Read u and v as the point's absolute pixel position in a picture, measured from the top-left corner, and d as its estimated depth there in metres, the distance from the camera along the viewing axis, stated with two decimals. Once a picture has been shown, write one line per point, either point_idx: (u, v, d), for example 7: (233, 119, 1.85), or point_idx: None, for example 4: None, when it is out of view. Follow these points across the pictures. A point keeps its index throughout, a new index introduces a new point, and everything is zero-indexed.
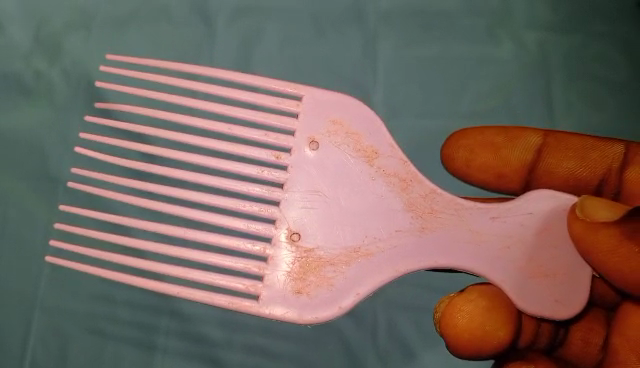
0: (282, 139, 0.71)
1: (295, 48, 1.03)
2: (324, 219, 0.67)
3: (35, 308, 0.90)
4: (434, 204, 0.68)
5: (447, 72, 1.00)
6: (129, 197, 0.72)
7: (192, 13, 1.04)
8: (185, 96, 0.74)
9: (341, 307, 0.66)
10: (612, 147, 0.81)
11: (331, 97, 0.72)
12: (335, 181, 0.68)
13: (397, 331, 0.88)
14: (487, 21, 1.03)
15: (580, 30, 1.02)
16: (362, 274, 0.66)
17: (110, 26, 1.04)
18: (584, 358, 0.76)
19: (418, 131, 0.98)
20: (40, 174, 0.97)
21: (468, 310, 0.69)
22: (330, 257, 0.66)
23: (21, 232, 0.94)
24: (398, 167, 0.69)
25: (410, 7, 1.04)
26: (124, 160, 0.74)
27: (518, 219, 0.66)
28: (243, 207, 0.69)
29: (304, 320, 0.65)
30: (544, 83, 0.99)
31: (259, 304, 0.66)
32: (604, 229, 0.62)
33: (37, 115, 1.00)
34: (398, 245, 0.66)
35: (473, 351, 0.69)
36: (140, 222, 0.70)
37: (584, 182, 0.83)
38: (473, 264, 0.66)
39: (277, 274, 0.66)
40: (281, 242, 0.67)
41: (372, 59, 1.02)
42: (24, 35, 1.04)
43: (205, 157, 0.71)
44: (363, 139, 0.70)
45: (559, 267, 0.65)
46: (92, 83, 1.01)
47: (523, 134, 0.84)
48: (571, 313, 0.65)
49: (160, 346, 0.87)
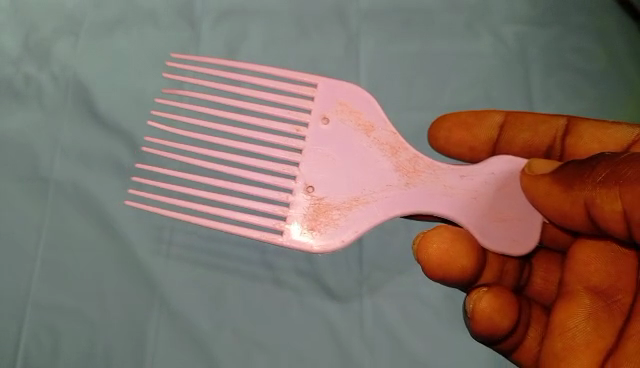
0: (299, 115, 0.77)
1: (279, 47, 1.05)
2: (335, 173, 0.73)
3: (27, 303, 0.91)
4: (416, 164, 0.73)
5: (428, 65, 1.03)
6: (177, 157, 0.79)
7: (178, 16, 1.07)
8: (224, 83, 0.82)
9: (344, 241, 0.71)
10: (557, 119, 0.85)
11: (344, 85, 0.78)
12: (343, 145, 0.74)
13: (385, 319, 0.89)
14: (466, 16, 1.06)
15: (555, 24, 1.06)
16: (363, 218, 0.72)
17: (98, 29, 1.06)
18: (544, 295, 0.82)
19: (401, 124, 1.00)
20: (28, 174, 0.98)
21: (439, 238, 0.75)
22: (337, 202, 0.72)
23: (11, 230, 0.94)
24: (386, 135, 0.75)
25: (391, 5, 1.07)
26: (172, 130, 0.82)
27: (482, 176, 0.72)
28: (270, 167, 0.75)
29: (318, 250, 0.70)
30: (525, 74, 1.02)
31: (284, 237, 0.71)
32: (542, 180, 0.68)
33: (26, 117, 1.01)
34: (389, 196, 0.72)
35: (440, 277, 0.76)
36: (185, 177, 0.77)
37: (535, 149, 0.86)
38: (450, 212, 0.71)
39: (297, 215, 0.72)
40: (300, 192, 0.73)
41: (355, 55, 1.04)
42: (13, 41, 1.06)
43: (236, 131, 0.78)
44: (363, 115, 0.76)
45: (510, 210, 0.71)
46: (82, 86, 1.03)
47: (488, 112, 0.88)
48: (523, 251, 0.70)
49: (150, 340, 0.88)
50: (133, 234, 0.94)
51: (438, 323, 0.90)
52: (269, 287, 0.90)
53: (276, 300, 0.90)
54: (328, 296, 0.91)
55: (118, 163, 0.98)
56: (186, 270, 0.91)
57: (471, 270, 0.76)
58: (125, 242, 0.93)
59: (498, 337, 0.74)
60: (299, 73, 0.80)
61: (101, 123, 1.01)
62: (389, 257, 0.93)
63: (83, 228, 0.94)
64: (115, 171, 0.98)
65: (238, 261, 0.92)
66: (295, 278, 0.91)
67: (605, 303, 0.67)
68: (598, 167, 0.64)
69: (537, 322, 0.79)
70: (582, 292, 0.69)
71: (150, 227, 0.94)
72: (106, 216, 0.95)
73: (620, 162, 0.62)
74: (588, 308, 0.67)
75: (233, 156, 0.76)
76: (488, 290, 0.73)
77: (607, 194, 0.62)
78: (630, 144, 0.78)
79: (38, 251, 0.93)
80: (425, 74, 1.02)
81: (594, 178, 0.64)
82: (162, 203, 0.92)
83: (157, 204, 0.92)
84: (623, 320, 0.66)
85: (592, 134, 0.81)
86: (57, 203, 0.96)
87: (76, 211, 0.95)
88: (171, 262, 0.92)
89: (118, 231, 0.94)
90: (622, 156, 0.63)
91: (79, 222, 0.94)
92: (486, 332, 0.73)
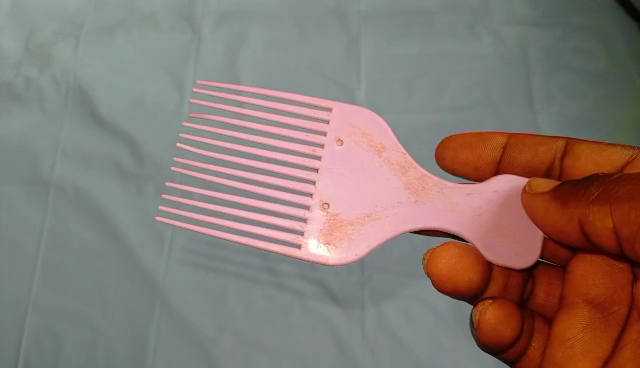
0: (315, 136, 0.77)
1: (280, 48, 1.05)
2: (348, 191, 0.73)
3: (28, 307, 0.91)
4: (423, 183, 0.73)
5: (429, 67, 1.03)
6: (194, 175, 0.80)
7: (178, 18, 1.07)
8: (238, 103, 0.82)
9: (358, 255, 0.71)
10: (556, 141, 0.85)
11: (357, 108, 0.78)
12: (356, 164, 0.74)
13: (386, 321, 0.89)
14: (467, 18, 1.06)
15: (555, 26, 1.06)
16: (375, 234, 0.72)
17: (98, 32, 1.06)
18: (546, 307, 0.81)
19: (402, 125, 1.00)
20: (29, 178, 0.98)
21: (447, 252, 0.75)
22: (351, 218, 0.72)
23: (12, 234, 0.94)
24: (396, 156, 0.75)
25: (391, 6, 1.07)
26: (190, 148, 0.82)
27: (486, 194, 0.72)
28: (285, 184, 0.75)
29: (334, 262, 0.71)
30: (527, 75, 1.02)
31: (301, 251, 0.72)
32: (540, 198, 0.68)
33: (27, 120, 1.01)
34: (400, 213, 0.72)
35: (447, 289, 0.76)
36: (201, 193, 0.78)
37: (535, 170, 0.85)
38: (457, 229, 0.72)
39: (314, 229, 0.73)
40: (315, 208, 0.73)
41: (356, 57, 1.04)
42: (13, 45, 1.06)
43: (251, 150, 0.79)
44: (375, 137, 0.76)
45: (517, 227, 0.71)
46: (82, 89, 1.03)
47: (492, 135, 0.87)
48: (528, 263, 0.71)
49: (152, 344, 0.88)
50: (134, 238, 0.94)
51: (439, 326, 0.89)
52: (271, 291, 0.90)
53: (278, 304, 0.89)
54: (329, 299, 0.91)
55: (120, 167, 0.98)
56: (187, 275, 0.91)
57: (477, 284, 0.76)
58: (127, 246, 0.93)
59: (502, 347, 0.74)
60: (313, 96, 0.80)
61: (102, 125, 1.01)
62: (390, 259, 0.92)
63: (84, 231, 0.94)
64: (116, 174, 0.98)
65: (240, 265, 0.92)
66: (297, 281, 0.91)
67: (603, 315, 0.67)
68: (592, 186, 0.65)
69: (539, 333, 0.78)
70: (580, 304, 0.68)
71: (151, 231, 0.94)
72: (108, 220, 0.95)
73: (612, 182, 0.63)
74: (586, 319, 0.67)
75: (248, 173, 0.77)
76: (493, 301, 0.73)
77: (599, 212, 0.63)
78: (624, 166, 0.79)
79: (39, 254, 0.93)
80: (426, 76, 1.02)
81: (590, 196, 0.64)
82: (170, 214, 0.93)
83: (166, 215, 0.93)
84: (619, 331, 0.66)
85: (590, 155, 0.81)
86: (59, 206, 0.96)
87: (78, 215, 0.95)
88: (173, 266, 0.92)
89: (119, 235, 0.94)
90: (614, 176, 0.63)
91: (80, 226, 0.94)
92: (491, 341, 0.73)
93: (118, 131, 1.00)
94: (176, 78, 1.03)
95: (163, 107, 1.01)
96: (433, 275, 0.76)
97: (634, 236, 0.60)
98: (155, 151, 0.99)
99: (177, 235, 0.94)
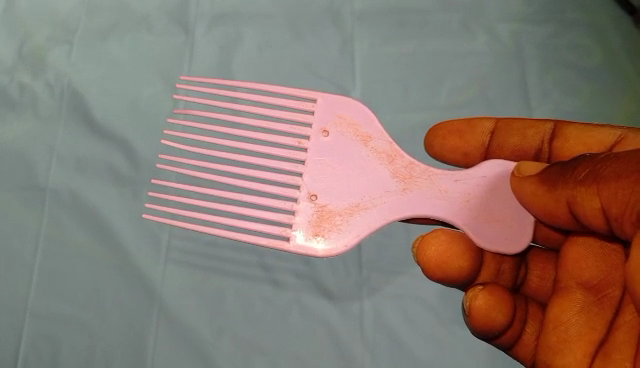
0: (301, 128, 0.77)
1: (274, 50, 1.04)
2: (335, 182, 0.73)
3: (25, 313, 0.90)
4: (411, 171, 0.73)
5: (423, 64, 1.03)
6: (181, 171, 0.80)
7: (172, 22, 1.07)
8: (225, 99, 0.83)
9: (346, 245, 0.71)
10: (544, 124, 0.84)
11: (341, 99, 0.78)
12: (342, 155, 0.74)
13: (385, 321, 0.89)
14: (461, 17, 1.06)
15: (549, 23, 1.06)
16: (364, 223, 0.72)
17: (92, 36, 1.06)
18: (540, 293, 0.81)
19: (397, 125, 0.99)
20: (25, 185, 0.97)
21: (442, 237, 0.75)
22: (340, 208, 0.72)
23: (9, 241, 0.94)
24: (384, 145, 0.75)
25: (385, 6, 1.07)
26: (178, 145, 0.83)
27: (474, 179, 0.72)
28: (273, 177, 0.75)
29: (323, 253, 0.71)
30: (522, 72, 1.02)
31: (290, 243, 0.71)
32: (527, 181, 0.68)
33: (22, 127, 1.01)
34: (388, 202, 0.72)
35: (439, 277, 0.76)
36: (190, 187, 0.78)
37: (524, 154, 0.85)
38: (445, 215, 0.71)
39: (303, 221, 0.72)
40: (303, 201, 0.73)
41: (350, 57, 1.04)
42: (6, 51, 1.06)
43: (239, 145, 0.79)
44: (360, 127, 0.76)
45: (506, 212, 0.71)
46: (77, 95, 1.03)
47: (480, 120, 0.88)
48: (518, 249, 0.70)
49: (150, 347, 0.88)
50: (131, 242, 0.93)
51: (437, 324, 0.89)
52: (267, 293, 0.90)
53: (274, 305, 0.89)
54: (326, 299, 0.90)
55: (115, 172, 0.98)
56: (184, 278, 0.91)
57: (467, 271, 0.75)
58: (123, 251, 0.93)
59: (494, 333, 0.74)
60: (299, 89, 0.80)
61: (96, 131, 1.01)
62: (387, 258, 0.92)
63: (80, 237, 0.94)
64: (111, 178, 0.97)
65: (236, 268, 0.91)
66: (294, 282, 0.91)
67: (596, 297, 0.66)
68: (579, 167, 0.64)
69: (533, 319, 0.78)
70: (574, 288, 0.68)
71: (147, 234, 0.94)
72: (104, 224, 0.94)
73: (598, 162, 0.62)
74: (581, 302, 0.66)
75: (236, 168, 0.77)
76: (483, 287, 0.73)
77: (587, 192, 0.62)
78: (612, 145, 0.78)
79: (35, 260, 0.93)
80: (420, 74, 1.02)
81: (579, 177, 0.64)
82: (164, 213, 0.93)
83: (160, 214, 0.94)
84: (613, 313, 0.64)
85: (577, 137, 0.81)
86: (55, 213, 0.95)
87: (74, 220, 0.95)
88: (169, 269, 0.91)
89: (115, 239, 0.93)
90: (601, 156, 0.63)
91: (76, 231, 0.94)
92: (483, 327, 0.73)
93: (113, 135, 1.00)
94: (170, 81, 1.03)
95: (158, 110, 1.01)
96: (424, 263, 0.76)
97: (623, 215, 0.60)
98: (150, 155, 0.99)
99: (173, 237, 0.93)
